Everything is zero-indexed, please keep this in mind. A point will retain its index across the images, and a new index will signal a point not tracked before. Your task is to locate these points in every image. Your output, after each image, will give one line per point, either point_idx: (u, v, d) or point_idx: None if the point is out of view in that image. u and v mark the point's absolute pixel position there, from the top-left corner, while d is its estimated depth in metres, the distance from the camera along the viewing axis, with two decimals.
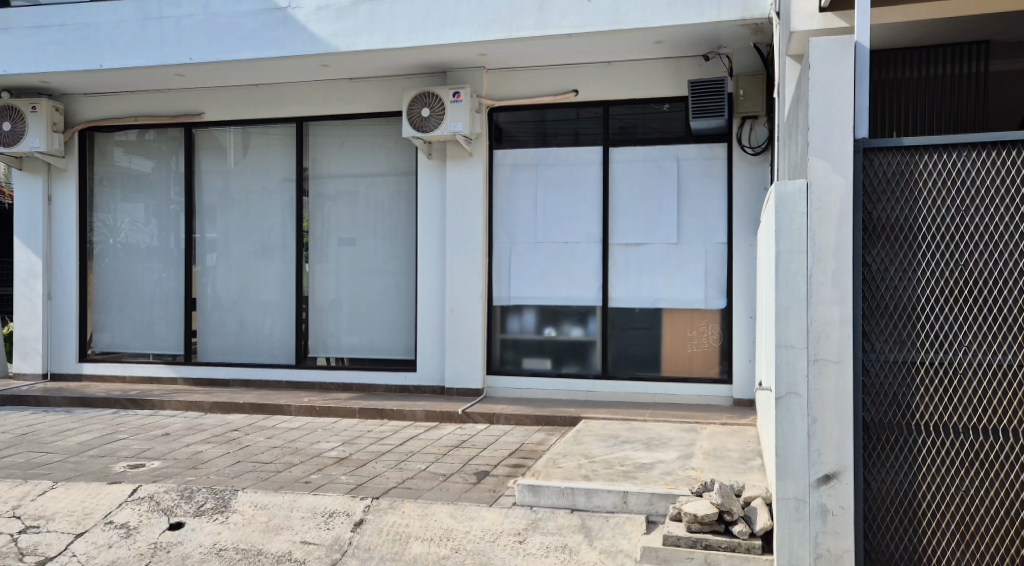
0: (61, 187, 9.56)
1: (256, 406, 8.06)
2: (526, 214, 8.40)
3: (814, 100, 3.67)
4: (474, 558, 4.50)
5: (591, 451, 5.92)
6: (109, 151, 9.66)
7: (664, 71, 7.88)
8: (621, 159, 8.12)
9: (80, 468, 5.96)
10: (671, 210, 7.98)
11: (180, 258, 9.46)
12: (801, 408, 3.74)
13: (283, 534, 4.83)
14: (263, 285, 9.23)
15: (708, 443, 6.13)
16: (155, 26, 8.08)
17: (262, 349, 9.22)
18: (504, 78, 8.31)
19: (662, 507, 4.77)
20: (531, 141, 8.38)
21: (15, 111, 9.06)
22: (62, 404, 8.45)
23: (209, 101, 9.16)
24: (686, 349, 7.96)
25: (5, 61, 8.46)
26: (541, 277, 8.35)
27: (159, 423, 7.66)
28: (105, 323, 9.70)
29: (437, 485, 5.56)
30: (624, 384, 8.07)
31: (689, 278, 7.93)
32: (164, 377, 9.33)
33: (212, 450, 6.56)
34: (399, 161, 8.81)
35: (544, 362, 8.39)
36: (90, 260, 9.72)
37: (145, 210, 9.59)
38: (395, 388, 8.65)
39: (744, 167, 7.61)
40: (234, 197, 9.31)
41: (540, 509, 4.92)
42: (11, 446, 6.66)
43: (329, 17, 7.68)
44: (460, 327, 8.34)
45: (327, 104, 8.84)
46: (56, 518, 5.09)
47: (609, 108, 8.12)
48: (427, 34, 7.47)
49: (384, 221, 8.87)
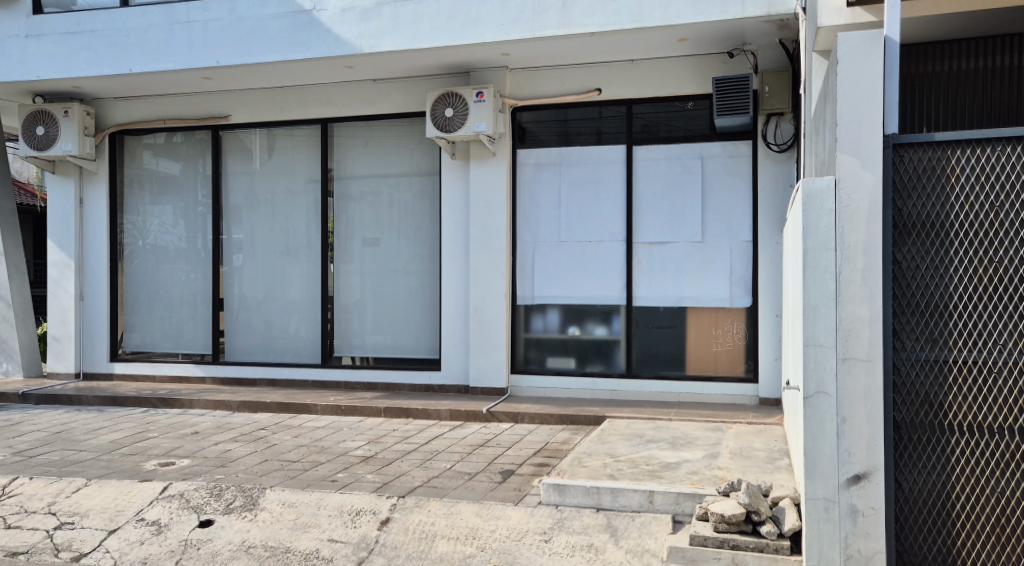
0: (92, 189, 9.71)
1: (283, 405, 8.13)
2: (549, 213, 8.41)
3: (843, 94, 3.63)
4: (499, 557, 4.52)
5: (616, 450, 5.92)
6: (138, 154, 9.80)
7: (688, 68, 7.85)
8: (645, 157, 8.09)
9: (112, 466, 6.05)
10: (695, 209, 7.94)
11: (207, 259, 9.57)
12: (830, 407, 3.70)
13: (311, 532, 4.88)
14: (288, 286, 9.31)
15: (734, 442, 6.09)
16: (183, 31, 8.19)
17: (288, 349, 9.31)
18: (527, 78, 8.32)
19: (688, 507, 4.76)
20: (554, 140, 8.38)
21: (47, 115, 9.22)
22: (94, 403, 8.58)
23: (235, 104, 9.25)
24: (710, 348, 7.92)
25: (38, 66, 8.60)
26: (565, 276, 8.35)
27: (188, 421, 7.76)
28: (135, 323, 9.83)
29: (463, 484, 5.58)
30: (648, 383, 8.04)
31: (714, 277, 7.89)
32: (193, 376, 9.44)
33: (241, 448, 6.63)
34: (422, 161, 8.85)
35: (568, 361, 8.38)
36: (120, 261, 9.86)
37: (172, 211, 9.71)
38: (419, 388, 8.69)
39: (769, 164, 7.56)
40: (260, 198, 9.40)
41: (565, 508, 4.92)
42: (45, 445, 6.77)
43: (353, 19, 7.73)
44: (484, 327, 8.36)
45: (351, 105, 8.90)
46: (90, 515, 5.18)
47: (632, 106, 8.10)
48: (451, 35, 7.50)
49: (408, 221, 8.91)
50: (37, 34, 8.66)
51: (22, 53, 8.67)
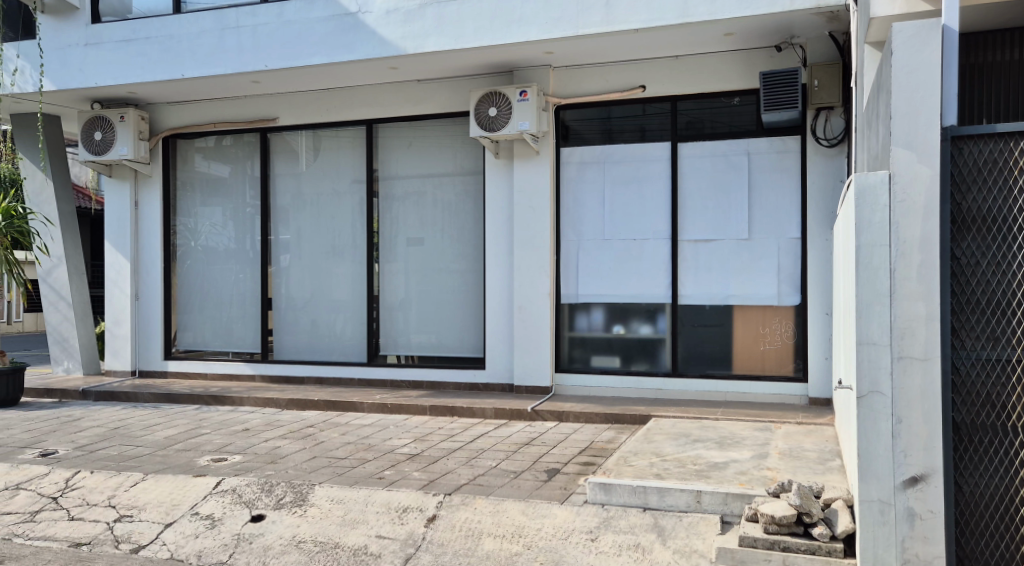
0: (147, 192, 9.96)
1: (330, 403, 8.24)
2: (593, 211, 8.38)
3: (897, 87, 3.56)
4: (546, 555, 4.52)
5: (663, 449, 5.88)
6: (190, 157, 10.02)
7: (734, 63, 7.75)
8: (690, 154, 8.02)
9: (167, 461, 6.20)
10: (741, 206, 7.85)
11: (256, 259, 9.74)
12: (885, 406, 3.64)
13: (359, 529, 4.94)
14: (335, 286, 9.43)
15: (784, 442, 6.01)
16: (233, 35, 8.35)
17: (335, 347, 9.43)
18: (571, 76, 8.31)
19: (736, 508, 4.71)
20: (597, 139, 8.36)
21: (104, 121, 9.49)
22: (149, 400, 8.80)
23: (282, 106, 9.41)
24: (758, 347, 7.81)
25: (97, 74, 8.84)
26: (609, 275, 8.32)
27: (239, 418, 7.92)
28: (188, 322, 10.05)
29: (509, 482, 5.60)
30: (694, 382, 7.98)
31: (762, 275, 7.79)
32: (243, 374, 9.63)
33: (290, 445, 6.75)
34: (465, 161, 8.89)
35: (613, 360, 8.34)
36: (173, 261, 10.09)
37: (222, 212, 9.91)
38: (463, 386, 8.74)
39: (818, 160, 7.44)
40: (306, 199, 9.54)
41: (611, 507, 4.91)
42: (104, 440, 6.97)
43: (398, 21, 7.80)
44: (528, 325, 8.38)
45: (395, 105, 9.00)
46: (147, 508, 5.31)
47: (676, 103, 8.04)
48: (495, 34, 7.52)
49: (452, 221, 8.96)
50: (95, 42, 8.89)
51: (81, 61, 8.90)
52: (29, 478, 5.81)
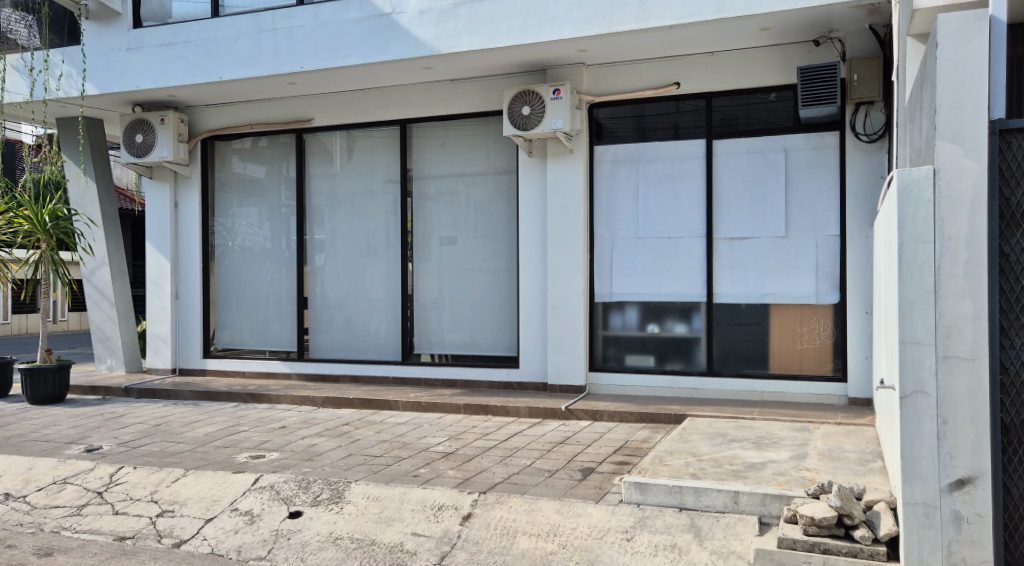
0: (186, 193, 10.12)
1: (365, 401, 8.30)
2: (627, 210, 8.34)
3: (942, 79, 3.49)
4: (581, 555, 4.51)
5: (699, 449, 5.83)
6: (227, 159, 10.16)
7: (771, 58, 7.65)
8: (725, 152, 7.95)
9: (207, 457, 6.29)
10: (778, 204, 7.76)
11: (291, 258, 9.85)
12: (930, 406, 3.58)
13: (394, 526, 4.97)
14: (369, 285, 9.50)
15: (823, 443, 5.92)
16: (270, 38, 8.44)
17: (369, 346, 9.50)
18: (605, 73, 8.28)
19: (775, 509, 4.65)
20: (631, 136, 8.32)
21: (146, 123, 9.67)
22: (188, 397, 8.95)
23: (318, 107, 9.50)
24: (795, 346, 7.72)
25: (138, 78, 9.01)
26: (643, 273, 8.27)
27: (276, 416, 8.01)
28: (225, 322, 10.19)
29: (543, 481, 5.59)
30: (730, 382, 7.91)
31: (800, 273, 7.68)
32: (279, 372, 9.73)
33: (326, 443, 6.81)
34: (499, 160, 8.90)
35: (648, 359, 8.29)
36: (212, 261, 10.23)
37: (259, 213, 10.03)
38: (497, 384, 8.75)
39: (858, 156, 7.32)
40: (341, 199, 9.62)
41: (647, 507, 4.88)
42: (146, 436, 7.09)
43: (432, 21, 7.83)
44: (563, 325, 8.36)
45: (429, 105, 9.04)
46: (187, 504, 5.40)
47: (712, 100, 7.97)
48: (529, 33, 7.51)
49: (486, 220, 8.97)
50: (137, 46, 9.05)
51: (123, 66, 9.08)
52: (75, 473, 5.94)
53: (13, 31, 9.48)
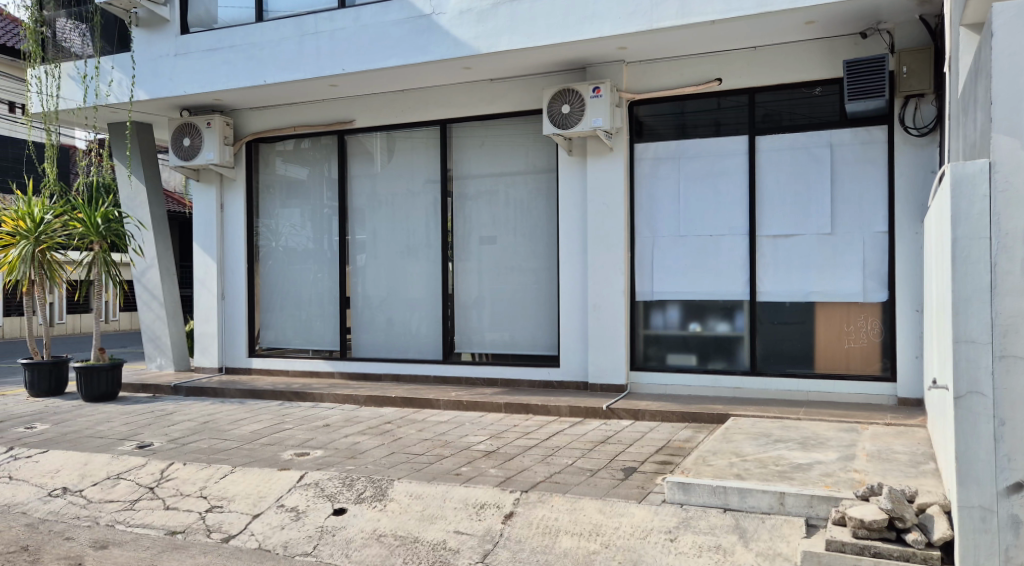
0: (232, 195, 10.30)
1: (407, 400, 8.35)
2: (668, 207, 8.27)
3: (999, 71, 3.40)
4: (624, 555, 4.50)
5: (743, 449, 5.76)
6: (271, 161, 10.31)
7: (816, 52, 7.52)
8: (769, 148, 7.85)
9: (254, 455, 6.39)
10: (823, 200, 7.63)
11: (333, 258, 9.96)
12: (986, 408, 3.50)
13: (437, 524, 4.99)
14: (410, 285, 9.57)
15: (871, 444, 5.81)
16: (312, 41, 8.55)
17: (410, 345, 9.56)
18: (645, 71, 8.23)
19: (823, 511, 4.58)
20: (672, 134, 8.25)
21: (193, 127, 9.86)
22: (235, 395, 9.09)
23: (359, 108, 9.60)
24: (842, 345, 7.58)
25: (185, 82, 9.18)
26: (685, 271, 8.20)
27: (320, 414, 8.11)
28: (270, 321, 10.33)
29: (585, 480, 5.57)
30: (774, 381, 7.80)
31: (846, 271, 7.55)
32: (322, 370, 9.84)
33: (369, 441, 6.86)
34: (538, 159, 8.90)
35: (690, 358, 8.22)
36: (256, 261, 10.39)
37: (302, 214, 10.15)
38: (538, 383, 8.74)
39: (907, 150, 7.17)
40: (382, 200, 9.70)
41: (691, 507, 4.83)
42: (194, 433, 7.24)
43: (471, 21, 7.85)
44: (604, 323, 8.33)
45: (469, 105, 9.08)
46: (235, 500, 5.49)
47: (754, 95, 7.86)
48: (569, 31, 7.49)
49: (526, 219, 8.97)
50: (184, 52, 9.21)
51: (171, 72, 9.26)
52: (128, 469, 6.07)
53: (69, 40, 9.89)
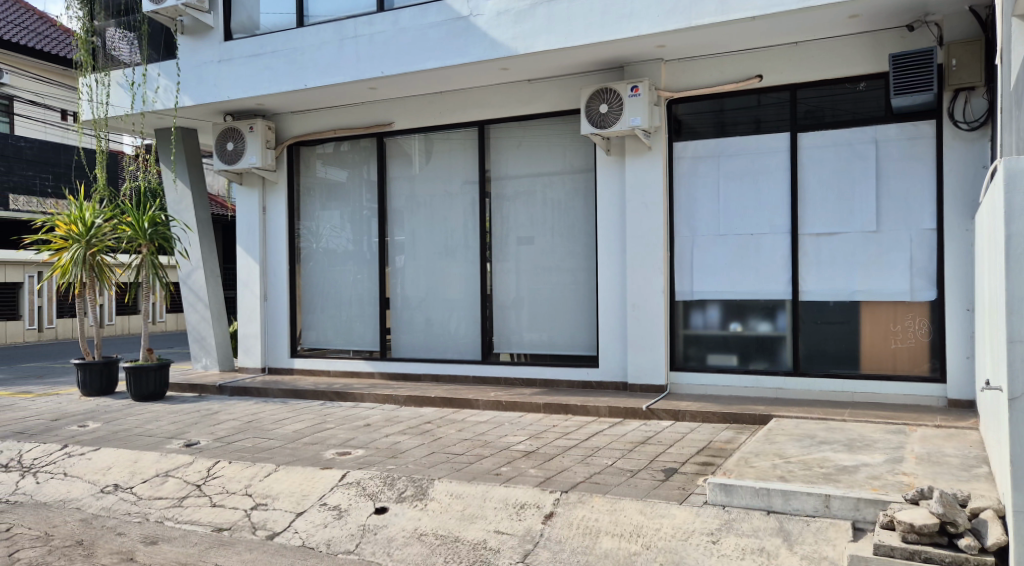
0: (274, 198, 10.45)
1: (446, 400, 8.40)
2: (707, 206, 8.20)
3: None
4: (665, 556, 4.47)
5: (786, 451, 5.69)
6: (311, 164, 10.43)
7: (861, 46, 7.39)
8: (811, 145, 7.73)
9: (297, 454, 6.47)
10: (868, 198, 7.50)
11: (373, 259, 10.04)
12: None
13: (478, 523, 5.01)
14: (449, 286, 9.61)
15: (920, 446, 5.69)
16: (351, 45, 8.64)
17: (449, 345, 9.60)
18: (684, 69, 8.16)
19: (869, 514, 4.50)
20: (711, 132, 8.18)
21: (236, 132, 10.02)
22: (277, 395, 9.22)
23: (398, 111, 9.67)
24: (888, 345, 7.44)
25: (228, 88, 9.34)
26: (725, 270, 8.12)
27: (361, 414, 8.18)
28: (311, 322, 10.45)
29: (625, 481, 5.54)
30: (819, 382, 7.68)
31: (893, 269, 7.41)
32: (363, 370, 9.94)
33: (409, 441, 6.91)
34: (576, 159, 8.88)
35: (730, 358, 8.14)
36: (298, 263, 10.52)
37: (341, 216, 10.26)
38: (577, 384, 8.72)
39: (956, 145, 7.01)
40: (420, 201, 9.75)
41: (733, 509, 4.78)
42: (239, 432, 7.36)
43: (509, 22, 7.86)
44: (643, 323, 8.28)
45: (506, 106, 9.09)
46: (280, 498, 5.57)
47: (796, 92, 7.76)
48: (606, 30, 7.47)
49: (564, 220, 8.96)
50: (228, 58, 9.35)
51: (216, 77, 9.42)
52: (176, 466, 6.19)
53: (117, 48, 10.17)
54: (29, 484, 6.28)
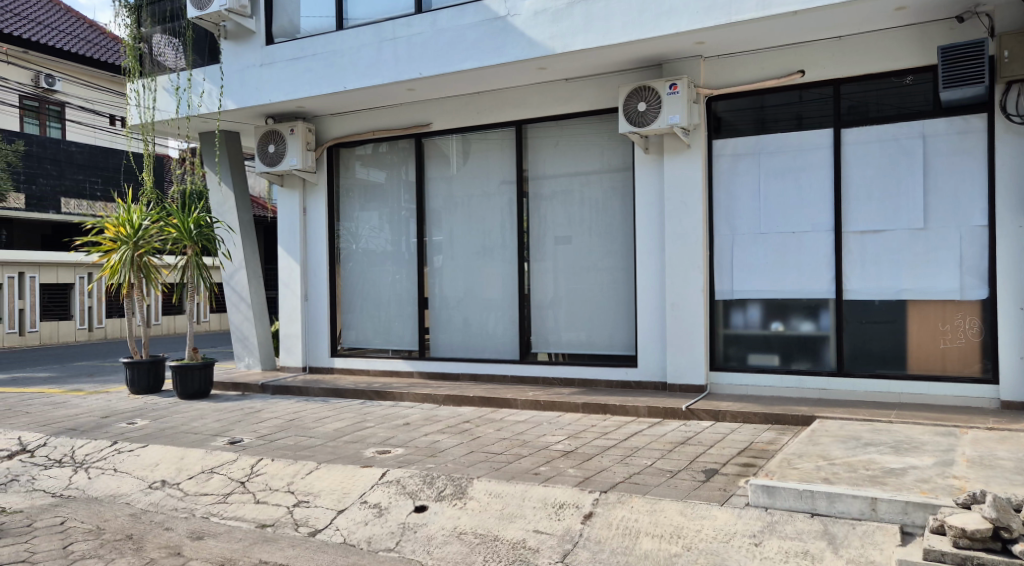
0: (314, 199, 10.57)
1: (485, 399, 8.41)
2: (747, 204, 8.10)
3: None
4: (706, 557, 4.41)
5: (831, 452, 5.59)
6: (350, 165, 10.52)
7: (908, 39, 7.23)
8: (854, 141, 7.60)
9: (337, 452, 6.54)
10: (915, 194, 7.35)
11: (411, 260, 10.11)
12: None
13: (517, 523, 5.01)
14: (487, 285, 9.62)
15: (971, 449, 5.56)
16: (390, 47, 8.70)
17: (488, 345, 9.62)
18: (724, 65, 8.07)
19: (919, 518, 4.41)
20: (751, 129, 8.08)
21: (277, 134, 10.16)
22: (318, 394, 9.32)
23: (436, 111, 9.72)
24: (937, 345, 7.28)
25: (269, 91, 9.47)
26: (766, 269, 8.02)
27: (400, 413, 8.25)
28: (351, 322, 10.55)
29: (665, 481, 5.50)
30: (864, 383, 7.54)
31: (941, 267, 7.25)
32: (402, 369, 10.02)
33: (448, 440, 6.93)
34: (613, 158, 8.84)
35: (772, 358, 8.03)
36: (338, 263, 10.62)
37: (380, 216, 10.34)
38: (616, 383, 8.68)
39: (1009, 139, 6.84)
40: (458, 201, 9.78)
41: (776, 511, 4.71)
42: (281, 430, 7.46)
43: (546, 21, 7.85)
44: (681, 323, 8.21)
45: (544, 105, 9.08)
46: (321, 495, 5.63)
47: (839, 87, 7.62)
48: (644, 28, 7.42)
49: (602, 219, 8.92)
50: (269, 61, 9.48)
51: (257, 81, 9.56)
52: (221, 463, 6.29)
53: (163, 54, 10.37)
54: (81, 479, 6.43)
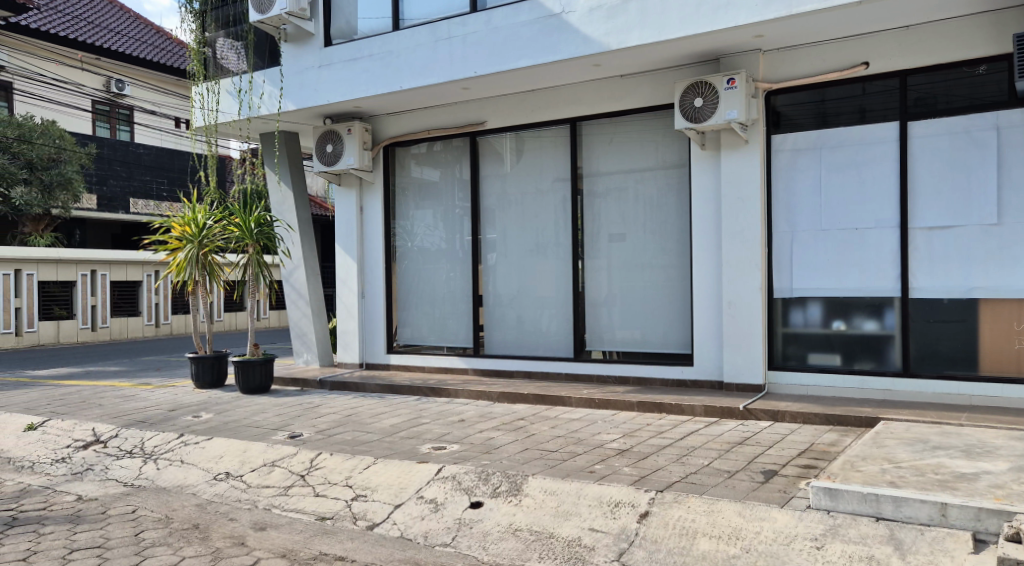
0: (371, 198, 10.70)
1: (539, 397, 8.41)
2: (807, 200, 7.93)
3: None
4: (765, 559, 4.34)
5: (896, 455, 5.44)
6: (405, 164, 10.62)
7: (980, 27, 6.99)
8: (921, 135, 7.38)
9: (394, 447, 6.62)
10: (986, 189, 7.10)
11: (466, 257, 10.16)
12: None
13: (572, 521, 4.99)
14: (541, 283, 9.61)
15: None
16: (445, 46, 8.75)
17: (541, 343, 9.60)
18: (784, 59, 7.92)
19: (992, 525, 4.26)
20: (812, 123, 7.90)
21: (335, 134, 10.31)
22: (374, 390, 9.44)
23: (490, 109, 9.74)
24: (1012, 345, 7.02)
25: (327, 91, 9.62)
26: (827, 266, 7.84)
27: (455, 410, 8.29)
28: (406, 319, 10.64)
29: (722, 481, 5.43)
30: (931, 384, 7.32)
31: (1015, 265, 6.99)
32: (457, 367, 10.08)
33: (503, 437, 6.95)
34: (669, 154, 8.75)
35: (833, 358, 7.85)
36: (393, 261, 10.73)
37: (434, 215, 10.41)
38: (672, 382, 8.59)
39: None
40: (512, 199, 9.79)
41: (839, 514, 4.60)
42: (339, 425, 7.57)
43: (601, 18, 7.81)
44: (738, 321, 8.08)
45: (599, 102, 9.03)
46: (378, 490, 5.69)
47: (905, 78, 7.42)
48: (701, 23, 7.32)
49: (658, 216, 8.83)
50: (327, 63, 9.63)
51: (316, 82, 9.71)
52: (282, 457, 6.41)
53: (226, 57, 10.60)
54: (150, 469, 6.63)
